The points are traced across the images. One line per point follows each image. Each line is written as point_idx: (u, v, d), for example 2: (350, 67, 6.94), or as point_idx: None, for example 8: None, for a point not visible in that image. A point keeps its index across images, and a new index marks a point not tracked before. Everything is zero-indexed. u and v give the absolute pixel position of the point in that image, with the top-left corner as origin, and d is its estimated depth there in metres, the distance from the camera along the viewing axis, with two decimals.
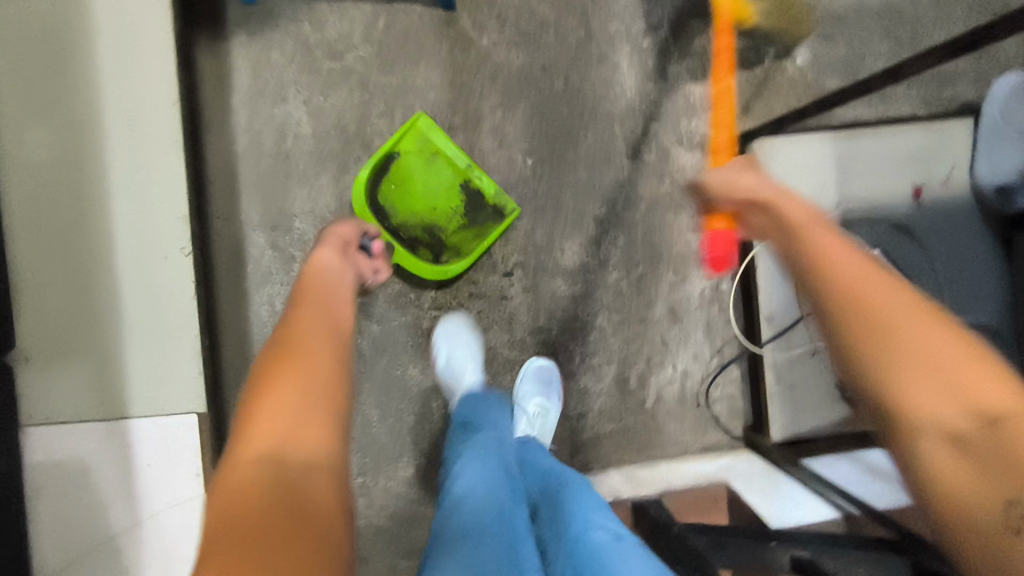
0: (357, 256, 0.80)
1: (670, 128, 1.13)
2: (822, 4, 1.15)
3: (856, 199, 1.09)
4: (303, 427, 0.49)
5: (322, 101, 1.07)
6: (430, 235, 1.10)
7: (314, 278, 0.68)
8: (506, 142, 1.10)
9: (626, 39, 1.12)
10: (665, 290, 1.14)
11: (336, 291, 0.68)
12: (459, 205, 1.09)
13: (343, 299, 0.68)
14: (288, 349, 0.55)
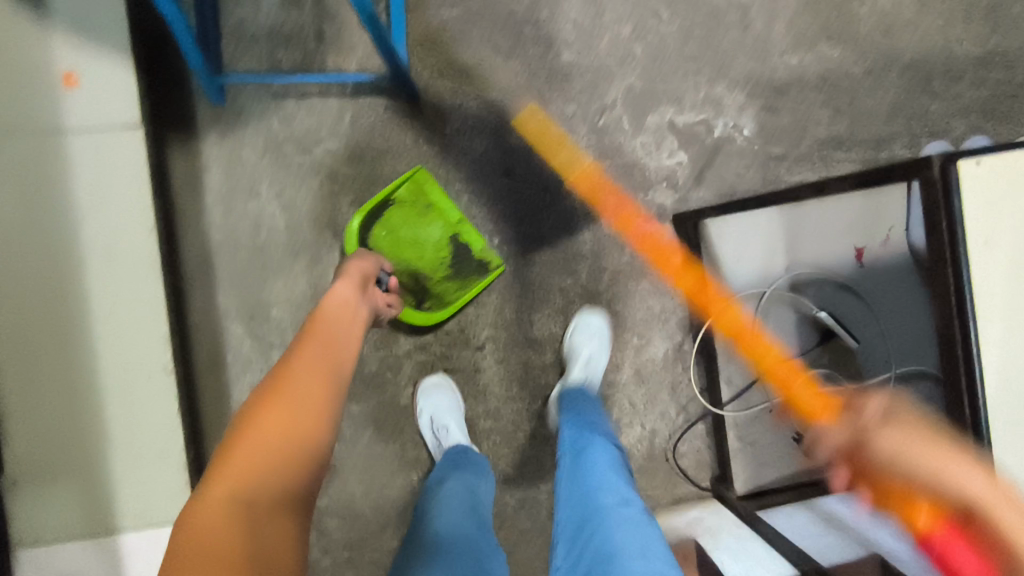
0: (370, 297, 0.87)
1: (627, 201, 1.19)
2: (764, 78, 1.22)
3: (805, 264, 1.14)
4: (267, 471, 0.56)
5: (294, 194, 1.11)
6: (414, 280, 1.12)
7: (335, 309, 0.77)
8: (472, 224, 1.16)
9: (581, 120, 1.18)
10: (631, 353, 1.20)
11: (346, 324, 0.76)
12: (445, 256, 1.13)
13: (349, 342, 0.74)
14: (281, 385, 0.62)
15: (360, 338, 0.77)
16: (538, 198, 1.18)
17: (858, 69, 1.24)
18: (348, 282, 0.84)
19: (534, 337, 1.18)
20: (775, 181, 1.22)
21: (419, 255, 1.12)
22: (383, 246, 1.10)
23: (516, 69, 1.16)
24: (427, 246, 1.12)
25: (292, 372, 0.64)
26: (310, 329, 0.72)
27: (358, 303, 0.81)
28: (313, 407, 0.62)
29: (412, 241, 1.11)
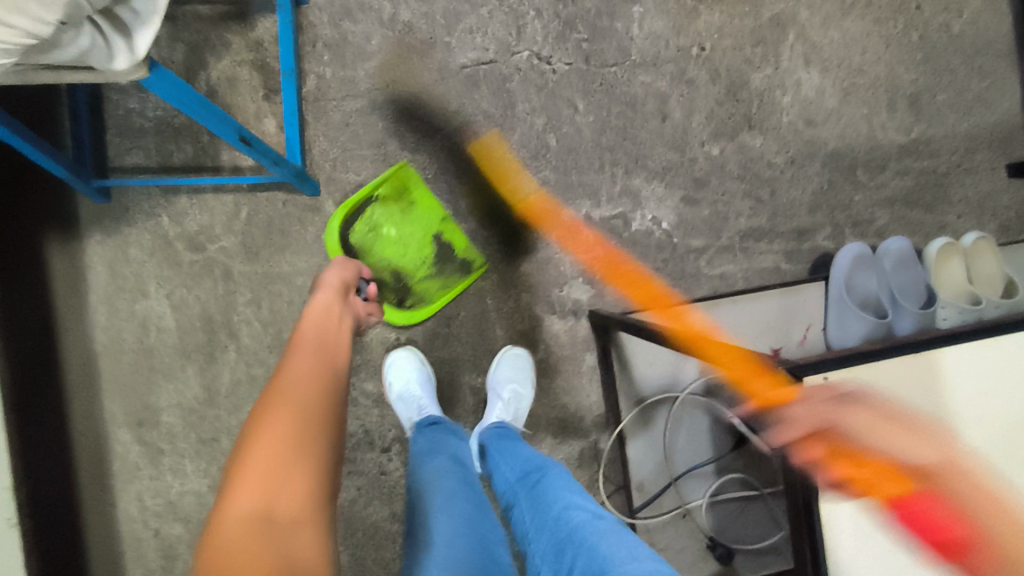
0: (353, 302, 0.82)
1: (541, 296, 1.15)
2: (684, 169, 1.17)
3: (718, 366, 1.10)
4: (284, 482, 0.48)
5: (185, 293, 1.06)
6: (396, 279, 1.10)
7: (314, 318, 0.71)
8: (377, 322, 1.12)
9: (493, 213, 1.13)
10: (545, 451, 1.17)
11: (334, 331, 0.70)
12: (431, 257, 1.11)
13: (340, 344, 0.68)
14: (275, 393, 0.55)
15: (349, 340, 0.71)
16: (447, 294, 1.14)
17: (781, 158, 1.19)
18: (325, 290, 0.80)
19: None
20: (698, 274, 1.18)
21: (404, 253, 1.10)
22: (367, 244, 1.08)
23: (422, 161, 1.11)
24: (411, 246, 1.09)
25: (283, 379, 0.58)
26: (294, 340, 0.66)
27: (340, 309, 0.76)
28: (313, 405, 0.55)
29: (394, 239, 1.09)
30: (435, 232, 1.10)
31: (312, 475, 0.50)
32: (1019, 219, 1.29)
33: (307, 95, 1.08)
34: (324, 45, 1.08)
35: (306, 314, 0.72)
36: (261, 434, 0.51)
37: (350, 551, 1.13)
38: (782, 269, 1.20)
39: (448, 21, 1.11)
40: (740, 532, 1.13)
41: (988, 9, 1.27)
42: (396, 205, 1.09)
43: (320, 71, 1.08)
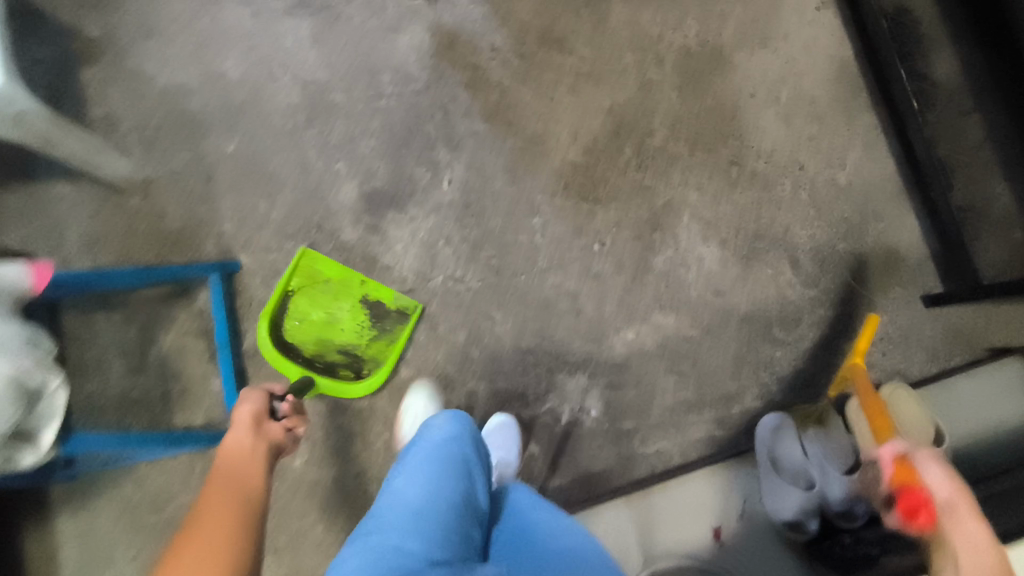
0: (270, 431, 0.84)
1: None
2: (604, 357, 1.24)
3: (659, 554, 1.09)
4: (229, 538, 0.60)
5: (148, 555, 1.13)
6: (346, 356, 1.19)
7: (230, 462, 0.75)
8: (329, 552, 1.16)
9: None
10: None
11: (246, 476, 0.73)
12: (365, 322, 1.19)
13: (250, 475, 0.74)
14: (210, 506, 0.65)
15: (266, 475, 0.75)
16: None
17: (696, 330, 1.25)
18: (241, 428, 0.82)
19: None
20: (635, 455, 1.21)
21: (340, 330, 1.18)
22: (304, 338, 1.17)
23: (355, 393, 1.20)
24: (345, 323, 1.19)
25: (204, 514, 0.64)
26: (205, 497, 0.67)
27: (260, 447, 0.79)
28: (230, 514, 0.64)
29: (325, 320, 1.18)
30: (360, 299, 1.19)
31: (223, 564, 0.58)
32: (951, 343, 1.27)
33: (248, 352, 1.20)
34: (259, 304, 1.20)
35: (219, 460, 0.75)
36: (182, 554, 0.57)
37: None
38: (717, 435, 1.22)
39: (368, 264, 1.22)
40: None
41: (869, 156, 1.31)
42: (318, 291, 1.19)
43: (257, 327, 1.20)
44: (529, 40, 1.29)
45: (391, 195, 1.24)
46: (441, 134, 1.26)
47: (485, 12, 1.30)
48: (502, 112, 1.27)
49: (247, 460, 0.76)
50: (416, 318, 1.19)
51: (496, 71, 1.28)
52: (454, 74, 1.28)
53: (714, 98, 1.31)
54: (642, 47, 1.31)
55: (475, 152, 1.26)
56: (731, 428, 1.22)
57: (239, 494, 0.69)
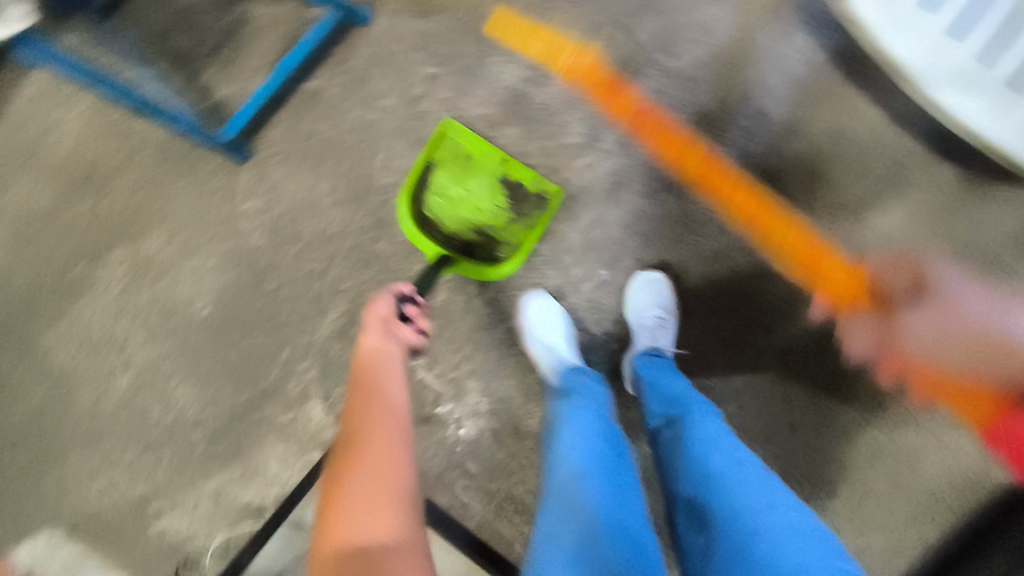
0: (398, 331, 0.86)
1: (326, 383, 1.20)
2: (511, 406, 1.22)
3: None
4: (387, 472, 0.66)
5: (104, 137, 1.21)
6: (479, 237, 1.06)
7: (372, 370, 0.79)
8: (199, 281, 1.19)
9: (348, 298, 1.16)
10: (226, 479, 1.24)
11: (383, 387, 0.77)
12: (503, 203, 1.06)
13: (392, 382, 0.78)
14: (361, 432, 0.71)
15: (405, 389, 0.78)
16: (263, 313, 1.19)
17: None
18: (374, 328, 0.85)
19: (168, 399, 1.23)
20: (444, 482, 1.22)
21: (478, 209, 1.05)
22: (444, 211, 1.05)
23: (331, 214, 1.14)
24: (483, 201, 1.06)
25: (359, 443, 0.69)
26: (360, 421, 0.72)
27: (394, 349, 0.83)
28: (381, 439, 0.70)
29: (464, 195, 1.05)
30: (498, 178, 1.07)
31: (396, 486, 0.65)
32: None
33: (302, 94, 1.13)
34: (347, 72, 1.13)
35: (356, 376, 0.80)
36: (352, 477, 0.65)
37: (41, 395, 1.25)
38: (509, 542, 1.22)
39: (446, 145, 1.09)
40: None
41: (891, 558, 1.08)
42: (459, 167, 1.07)
43: (328, 85, 1.13)
44: (789, 142, 1.06)
45: (530, 119, 1.09)
46: (625, 123, 1.08)
47: (789, 76, 1.07)
48: (688, 167, 1.08)
49: (388, 368, 0.80)
50: (556, 203, 1.06)
51: (739, 132, 1.07)
52: (701, 94, 1.07)
53: (849, 370, 1.07)
54: (857, 260, 1.06)
55: (627, 169, 1.08)
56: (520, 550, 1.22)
57: (389, 414, 0.73)
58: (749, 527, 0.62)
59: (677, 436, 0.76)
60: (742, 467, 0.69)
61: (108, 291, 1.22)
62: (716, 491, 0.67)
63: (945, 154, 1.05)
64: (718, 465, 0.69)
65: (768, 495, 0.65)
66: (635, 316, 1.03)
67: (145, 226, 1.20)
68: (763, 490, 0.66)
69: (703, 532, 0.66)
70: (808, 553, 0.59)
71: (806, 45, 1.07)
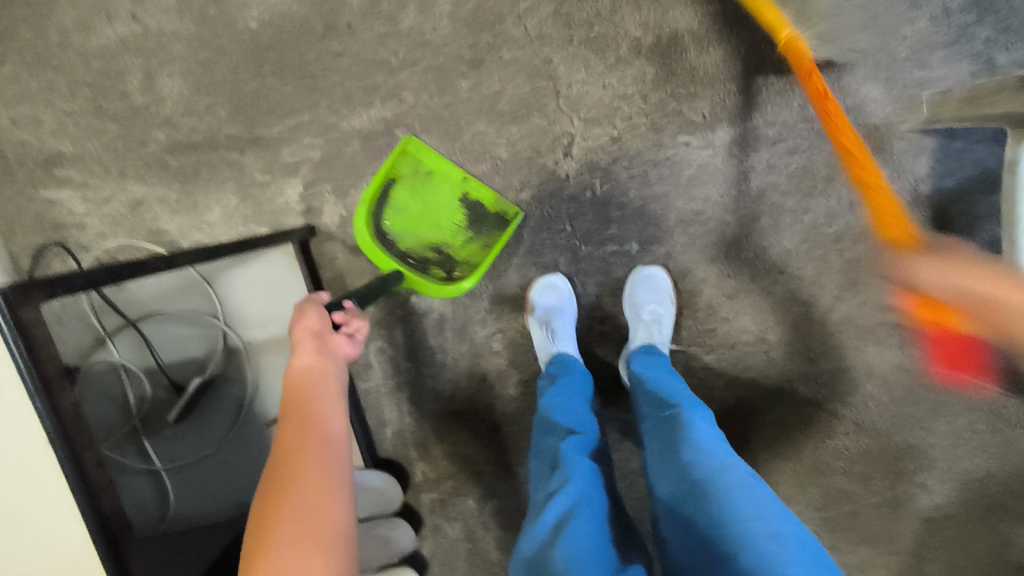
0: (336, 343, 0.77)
1: (317, 172, 1.09)
2: (467, 309, 1.15)
3: (257, 356, 1.10)
4: (323, 512, 0.55)
5: None
6: (438, 252, 1.11)
7: (308, 390, 0.68)
8: None
9: (396, 110, 1.07)
10: (157, 193, 1.11)
11: (317, 403, 0.66)
12: (461, 222, 1.10)
13: (328, 403, 0.67)
14: (287, 462, 0.59)
15: (343, 415, 0.67)
16: (304, 65, 1.06)
17: (492, 410, 1.17)
18: (306, 346, 0.74)
19: (153, 79, 1.08)
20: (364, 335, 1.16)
21: (436, 226, 1.09)
22: (403, 228, 1.09)
23: (435, 22, 1.05)
24: (442, 216, 1.09)
25: (290, 465, 0.58)
26: (288, 448, 0.60)
27: (331, 367, 0.72)
28: (315, 468, 0.58)
29: (423, 212, 1.09)
30: (462, 194, 1.08)
31: (330, 520, 0.55)
32: None
33: None
34: None
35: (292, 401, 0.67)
36: (278, 511, 0.54)
37: None
38: (385, 419, 1.19)
39: (584, 39, 1.05)
40: (96, 400, 1.04)
41: None
42: (419, 183, 1.09)
43: None
44: (852, 245, 1.08)
45: (669, 72, 1.05)
46: (739, 134, 1.06)
47: (892, 192, 1.07)
48: (759, 209, 1.08)
49: (322, 389, 0.69)
50: (514, 226, 1.07)
51: (819, 209, 1.08)
52: (816, 155, 1.06)
53: (761, 455, 1.16)
54: (832, 376, 1.12)
55: (714, 172, 1.07)
56: (390, 433, 1.20)
57: (322, 438, 0.62)
58: (739, 534, 0.60)
59: (673, 430, 0.77)
60: (738, 476, 0.67)
61: None
62: (708, 499, 0.65)
63: None
64: (711, 469, 0.68)
65: (761, 506, 0.63)
66: (637, 308, 1.06)
67: None
68: (759, 501, 0.64)
69: (694, 530, 0.65)
70: (798, 559, 0.58)
71: (923, 175, 1.06)
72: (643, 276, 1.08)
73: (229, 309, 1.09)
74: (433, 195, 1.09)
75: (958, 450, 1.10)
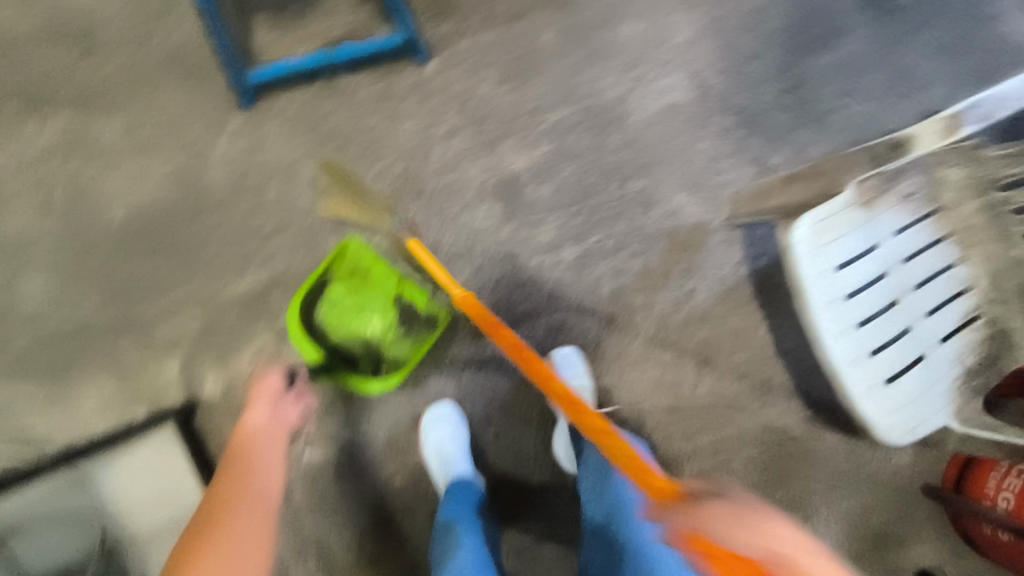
0: (283, 409, 1.04)
1: (196, 345, 1.11)
2: (366, 451, 1.16)
3: (143, 547, 1.04)
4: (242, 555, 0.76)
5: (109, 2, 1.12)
6: (366, 348, 1.08)
7: (252, 448, 0.96)
8: (125, 185, 1.11)
9: (269, 275, 1.12)
10: (25, 394, 1.08)
11: (255, 473, 0.91)
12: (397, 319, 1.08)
13: (259, 475, 0.91)
14: (220, 509, 0.83)
15: (280, 469, 0.94)
16: (174, 248, 1.11)
17: (406, 549, 1.16)
18: (262, 403, 1.03)
19: (17, 282, 1.09)
20: None
21: (367, 320, 1.06)
22: (331, 320, 1.06)
23: (298, 192, 1.14)
24: (373, 313, 1.06)
25: (218, 515, 0.81)
26: (223, 503, 0.84)
27: (275, 426, 1.01)
28: (244, 520, 0.81)
29: (356, 305, 1.06)
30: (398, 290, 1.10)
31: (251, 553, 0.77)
32: None
33: (332, 82, 1.16)
34: (381, 82, 1.16)
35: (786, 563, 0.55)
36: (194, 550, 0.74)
37: None
38: None
39: (436, 189, 1.17)
40: None
41: None
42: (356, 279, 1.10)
43: (356, 85, 1.16)
44: (698, 328, 1.23)
45: (514, 206, 1.19)
46: (585, 249, 1.21)
47: (720, 277, 1.24)
48: (615, 310, 1.22)
49: (264, 442, 0.98)
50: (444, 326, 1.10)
51: (665, 301, 1.23)
52: (652, 257, 1.22)
53: None
54: (713, 446, 1.22)
55: (570, 284, 1.21)
56: None
57: (247, 497, 0.86)
58: None
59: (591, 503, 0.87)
60: (639, 542, 0.77)
61: (24, 149, 1.10)
62: None
63: (805, 396, 1.24)
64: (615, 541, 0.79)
65: (653, 569, 0.75)
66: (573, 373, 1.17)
67: (101, 107, 1.11)
68: (652, 566, 0.75)
69: None
70: None
71: (742, 259, 1.24)
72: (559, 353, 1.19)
73: (109, 497, 1.04)
74: (367, 290, 1.08)
75: (831, 494, 1.22)
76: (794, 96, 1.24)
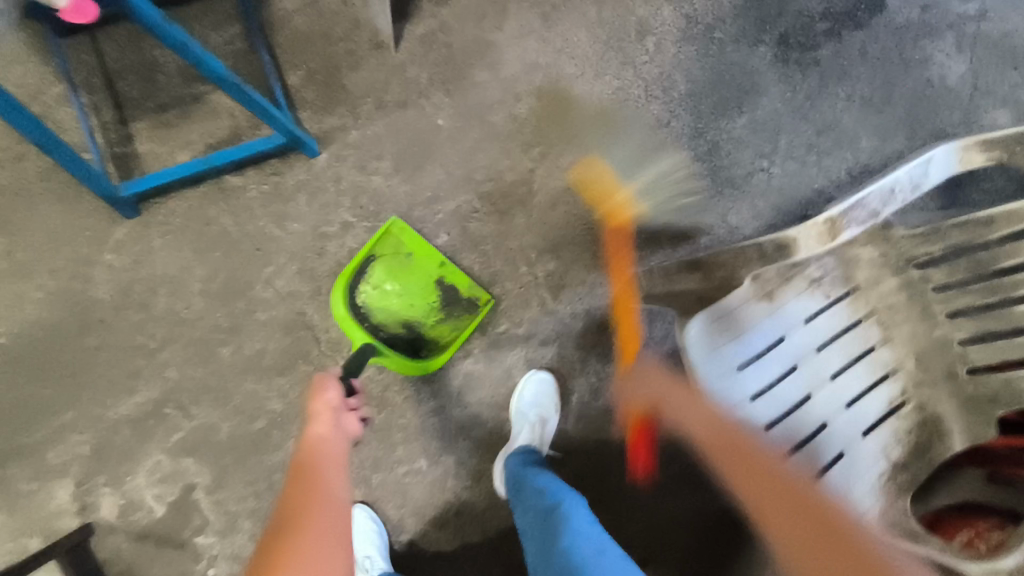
0: (345, 422, 0.82)
1: (87, 468, 1.07)
2: None
3: None
4: None
5: None
6: (410, 331, 1.09)
7: (323, 465, 0.73)
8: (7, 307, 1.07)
9: (162, 390, 1.09)
10: None
11: (324, 483, 0.70)
12: (436, 303, 1.11)
13: (333, 497, 0.69)
14: (291, 538, 0.61)
15: (348, 495, 0.71)
16: (62, 369, 1.08)
17: None
18: (324, 416, 0.79)
19: None
20: None
21: (411, 305, 1.09)
22: (374, 306, 1.07)
23: (188, 301, 1.10)
24: (416, 297, 1.10)
25: (291, 546, 0.60)
26: (310, 517, 0.64)
27: (341, 441, 0.78)
28: (299, 537, 0.61)
29: (398, 292, 1.09)
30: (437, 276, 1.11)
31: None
32: None
33: (219, 184, 1.12)
34: (270, 181, 1.12)
35: None
36: None
37: None
38: None
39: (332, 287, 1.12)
40: None
41: None
42: (396, 264, 1.10)
43: (244, 185, 1.12)
44: (621, 413, 1.16)
45: None
46: (494, 337, 1.15)
47: (641, 358, 1.17)
48: None
49: (340, 453, 0.77)
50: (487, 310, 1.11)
51: (583, 387, 1.16)
52: (566, 341, 1.16)
53: None
54: (642, 539, 1.15)
55: (481, 376, 1.15)
56: None
57: (336, 509, 0.67)
58: None
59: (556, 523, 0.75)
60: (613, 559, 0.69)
61: None
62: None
63: None
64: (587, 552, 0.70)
65: None
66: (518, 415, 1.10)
67: None
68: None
69: None
70: None
71: (663, 337, 1.17)
72: (517, 407, 1.11)
73: None
74: (409, 276, 1.10)
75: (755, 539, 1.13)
76: (708, 162, 1.18)
